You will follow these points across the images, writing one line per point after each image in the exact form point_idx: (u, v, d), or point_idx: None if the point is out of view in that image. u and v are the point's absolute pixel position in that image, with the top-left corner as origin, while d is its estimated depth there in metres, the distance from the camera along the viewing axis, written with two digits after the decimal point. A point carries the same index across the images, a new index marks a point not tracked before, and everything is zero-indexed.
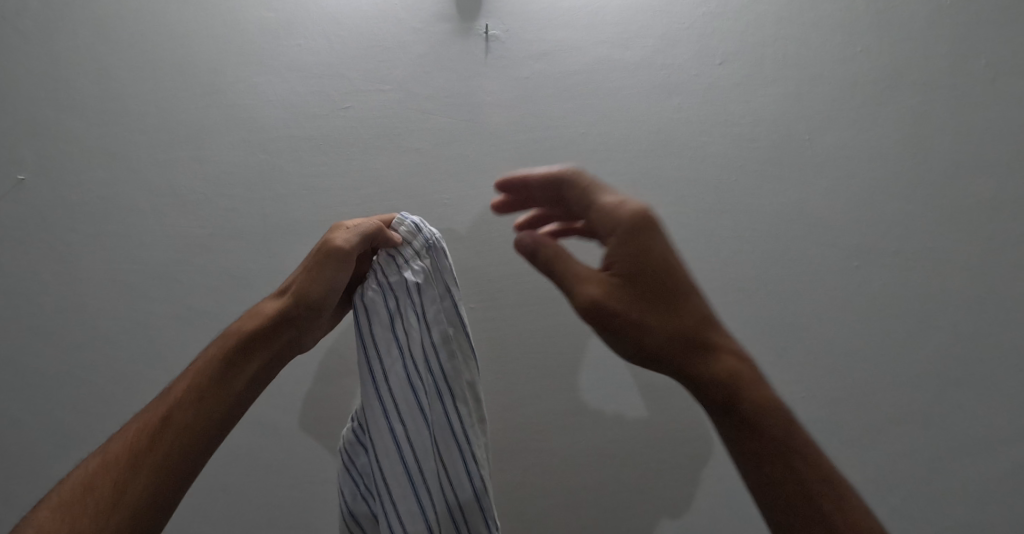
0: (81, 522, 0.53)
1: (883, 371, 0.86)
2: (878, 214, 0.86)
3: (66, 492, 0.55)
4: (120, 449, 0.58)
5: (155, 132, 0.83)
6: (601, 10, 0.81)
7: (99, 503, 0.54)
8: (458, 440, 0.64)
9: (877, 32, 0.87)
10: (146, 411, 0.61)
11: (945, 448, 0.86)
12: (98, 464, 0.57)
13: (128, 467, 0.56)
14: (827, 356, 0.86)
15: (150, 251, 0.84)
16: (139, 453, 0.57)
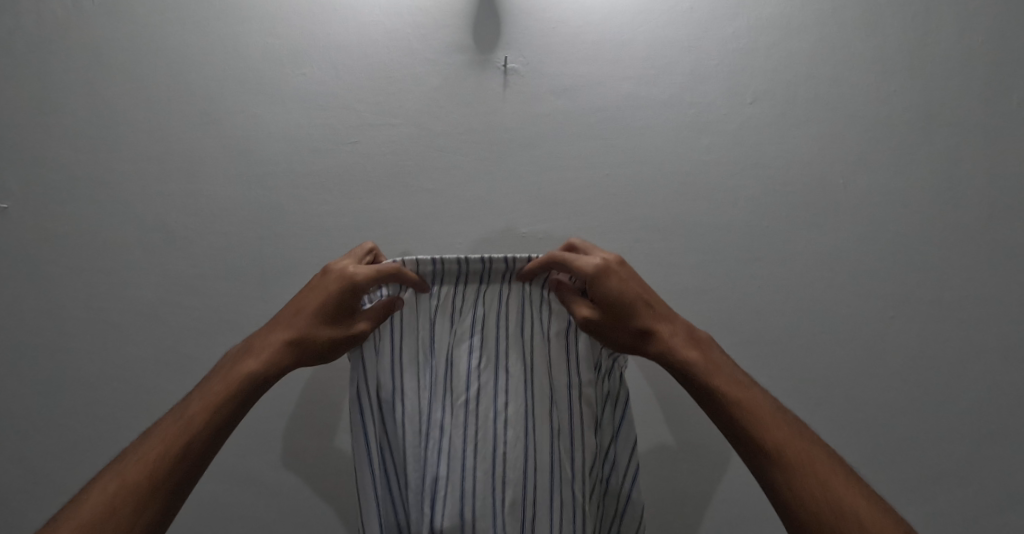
0: None
1: (925, 436, 0.80)
2: (916, 265, 0.81)
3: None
4: (138, 471, 0.54)
5: (149, 162, 0.77)
6: (626, 45, 0.76)
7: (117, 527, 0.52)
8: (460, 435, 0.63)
9: (914, 73, 0.82)
10: (119, 461, 0.56)
11: (990, 521, 0.79)
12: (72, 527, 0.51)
13: (146, 491, 0.53)
14: (865, 417, 0.80)
15: (138, 290, 0.78)
16: (158, 477, 0.54)
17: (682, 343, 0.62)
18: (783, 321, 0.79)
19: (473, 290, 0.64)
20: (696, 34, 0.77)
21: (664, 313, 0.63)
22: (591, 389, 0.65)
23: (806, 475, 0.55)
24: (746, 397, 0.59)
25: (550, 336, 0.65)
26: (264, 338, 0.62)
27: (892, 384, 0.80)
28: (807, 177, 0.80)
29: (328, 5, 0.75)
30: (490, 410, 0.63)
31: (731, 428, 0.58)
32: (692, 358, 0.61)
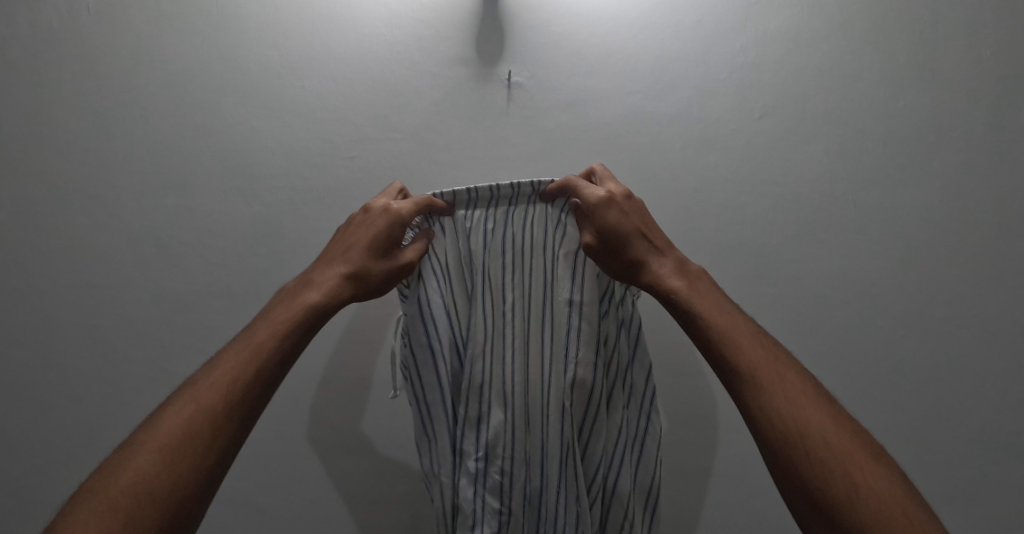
0: (181, 468, 0.48)
1: (936, 457, 0.78)
2: (927, 283, 0.79)
3: (95, 508, 0.46)
4: (210, 394, 0.52)
5: (144, 175, 0.75)
6: (631, 58, 0.75)
7: (195, 448, 0.49)
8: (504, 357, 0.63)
9: (924, 88, 0.81)
10: (183, 394, 0.52)
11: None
12: (142, 462, 0.48)
13: (223, 412, 0.51)
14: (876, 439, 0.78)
15: (130, 305, 0.76)
16: (232, 398, 0.52)
17: (671, 269, 0.60)
18: (790, 340, 0.77)
19: (495, 215, 0.65)
20: (703, 46, 0.76)
21: (660, 239, 0.61)
22: (603, 311, 0.64)
23: (778, 393, 0.51)
24: (736, 330, 0.55)
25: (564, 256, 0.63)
26: (322, 272, 0.61)
27: (901, 404, 0.78)
28: (815, 193, 0.78)
29: (327, 17, 0.74)
30: (512, 326, 0.64)
31: (707, 351, 0.55)
32: (678, 282, 0.59)
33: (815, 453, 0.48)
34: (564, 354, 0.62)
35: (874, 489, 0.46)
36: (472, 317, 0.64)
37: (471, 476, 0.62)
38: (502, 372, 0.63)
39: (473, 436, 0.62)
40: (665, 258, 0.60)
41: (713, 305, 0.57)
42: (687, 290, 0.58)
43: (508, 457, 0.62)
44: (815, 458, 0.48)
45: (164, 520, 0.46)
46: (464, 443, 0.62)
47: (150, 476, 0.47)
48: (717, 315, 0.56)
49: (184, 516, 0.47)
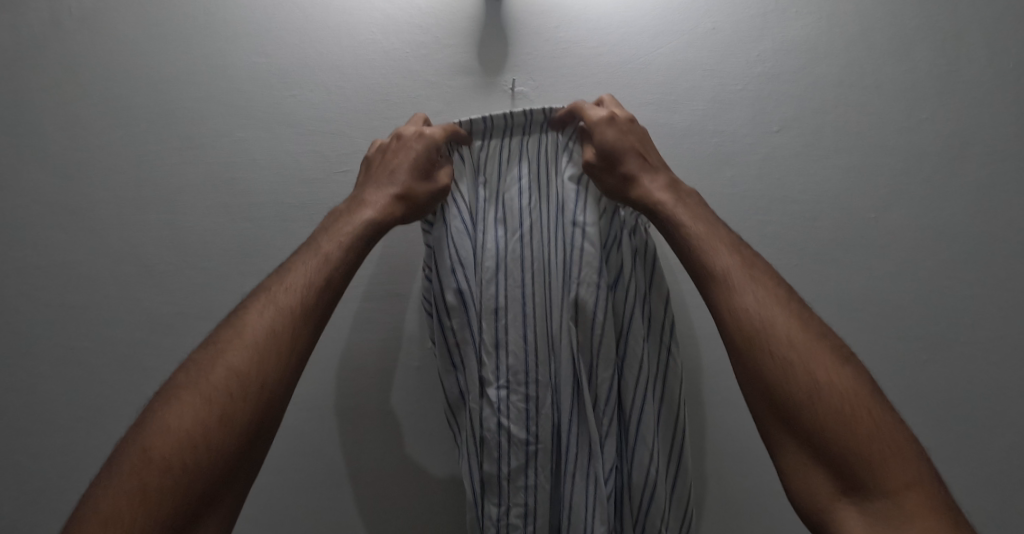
0: (268, 366, 0.51)
1: (960, 489, 0.74)
2: (953, 306, 0.75)
3: (191, 404, 0.49)
4: (284, 299, 0.54)
5: (126, 189, 0.71)
6: (643, 67, 0.71)
7: (278, 349, 0.51)
8: (518, 284, 0.60)
9: (952, 101, 0.77)
10: (255, 302, 0.54)
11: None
12: (232, 357, 0.51)
13: (299, 317, 0.53)
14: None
15: (110, 328, 0.71)
16: (306, 305, 0.54)
17: (663, 184, 0.59)
18: None
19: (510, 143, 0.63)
20: (718, 56, 0.72)
21: (655, 158, 0.61)
22: (618, 239, 0.61)
23: (748, 292, 0.53)
24: (722, 247, 0.55)
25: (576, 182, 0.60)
26: (371, 190, 0.61)
27: (925, 433, 0.74)
28: (837, 212, 0.74)
29: (321, 22, 0.70)
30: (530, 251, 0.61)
31: (687, 259, 0.56)
32: (670, 196, 0.58)
33: (778, 349, 0.50)
34: (570, 276, 0.59)
35: (836, 387, 0.49)
36: (488, 243, 0.61)
37: (493, 405, 0.59)
38: (521, 296, 0.60)
39: (491, 365, 0.59)
40: (658, 173, 0.60)
41: (703, 220, 0.57)
42: (679, 204, 0.58)
43: (530, 384, 0.59)
44: (780, 357, 0.50)
45: (254, 414, 0.50)
46: (483, 372, 0.59)
47: (236, 371, 0.50)
48: (707, 232, 0.56)
49: (270, 412, 0.51)
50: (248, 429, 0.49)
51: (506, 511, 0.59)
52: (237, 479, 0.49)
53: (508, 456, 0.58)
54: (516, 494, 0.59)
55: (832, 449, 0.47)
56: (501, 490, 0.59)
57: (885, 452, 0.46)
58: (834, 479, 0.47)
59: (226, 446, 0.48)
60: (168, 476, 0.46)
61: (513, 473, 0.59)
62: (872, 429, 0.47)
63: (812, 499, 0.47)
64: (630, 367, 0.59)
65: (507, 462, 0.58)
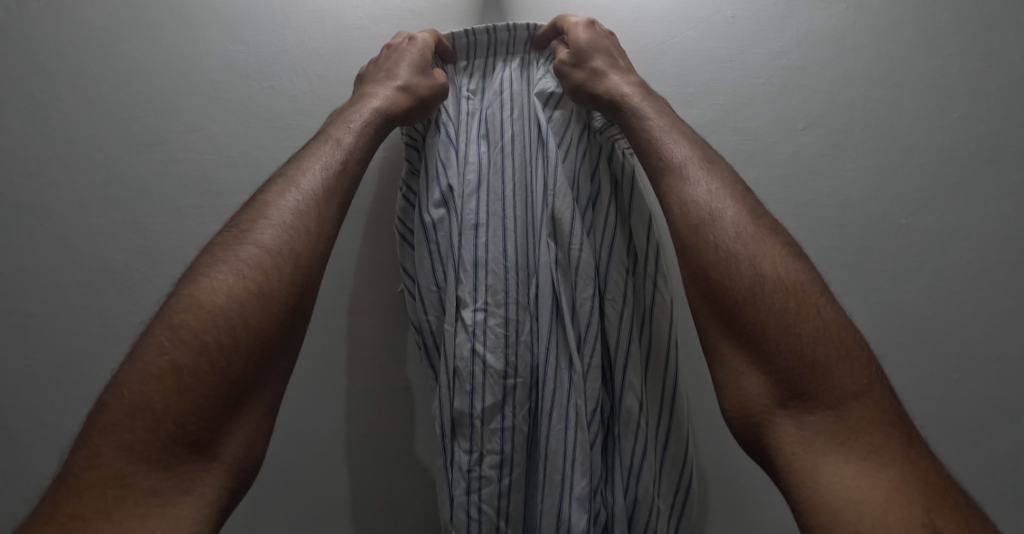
0: (304, 246, 0.46)
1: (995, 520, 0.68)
2: (995, 319, 0.68)
3: (220, 276, 0.43)
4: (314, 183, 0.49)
5: (85, 188, 0.64)
6: (656, 59, 0.66)
7: (313, 227, 0.47)
8: (496, 202, 0.56)
9: (1005, 96, 0.69)
10: (275, 185, 0.49)
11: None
12: (259, 237, 0.45)
13: (333, 200, 0.49)
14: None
15: (69, 341, 0.64)
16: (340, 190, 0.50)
17: (630, 83, 0.56)
18: None
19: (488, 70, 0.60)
20: (738, 46, 0.66)
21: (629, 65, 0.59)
22: (597, 164, 0.58)
23: (698, 184, 0.49)
24: (684, 146, 0.51)
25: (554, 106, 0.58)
26: (376, 85, 0.58)
27: (960, 456, 0.68)
28: (866, 217, 0.68)
29: (304, 6, 0.64)
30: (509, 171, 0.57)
31: (640, 155, 0.53)
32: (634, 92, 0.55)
33: (722, 242, 0.46)
34: (546, 190, 0.55)
35: (783, 283, 0.43)
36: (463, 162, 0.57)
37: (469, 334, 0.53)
38: (499, 220, 0.55)
39: (467, 289, 0.54)
40: (627, 74, 0.57)
41: (668, 120, 0.53)
42: (643, 101, 0.55)
43: (509, 305, 0.54)
44: (734, 249, 0.45)
45: (289, 290, 0.44)
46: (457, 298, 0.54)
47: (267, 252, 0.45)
48: (671, 131, 0.52)
49: (308, 293, 0.46)
50: (287, 312, 0.44)
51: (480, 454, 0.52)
52: (279, 359, 0.44)
53: (484, 392, 0.52)
54: (494, 435, 0.52)
55: (776, 351, 0.42)
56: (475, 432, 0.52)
57: (831, 358, 0.41)
58: (773, 387, 0.41)
59: (265, 323, 0.42)
60: (204, 361, 0.40)
61: (491, 413, 0.52)
62: (832, 338, 0.41)
63: (740, 404, 0.42)
64: (613, 297, 0.55)
65: (485, 399, 0.52)
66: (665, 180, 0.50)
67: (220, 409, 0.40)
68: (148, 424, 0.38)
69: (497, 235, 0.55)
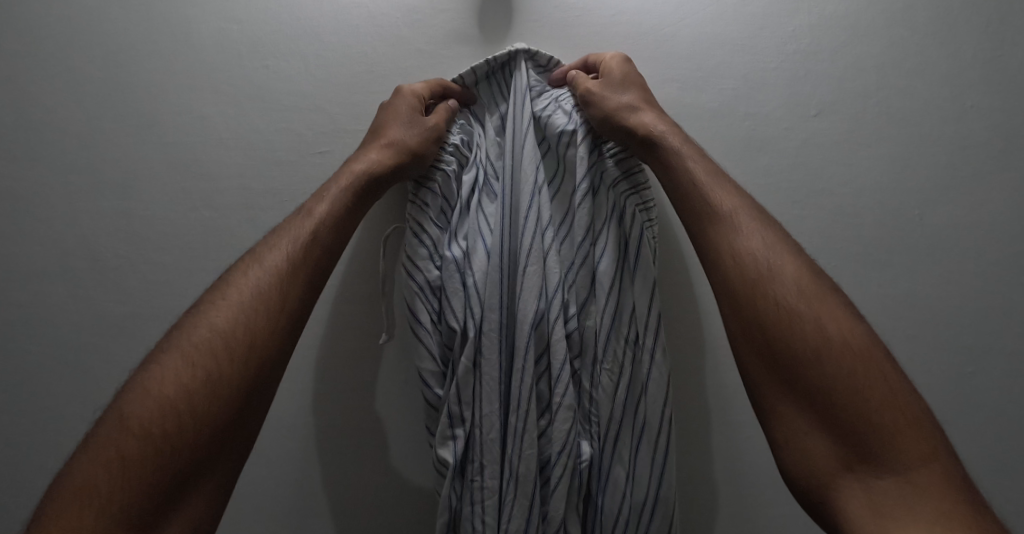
0: (255, 322, 0.46)
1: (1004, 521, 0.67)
2: (1009, 312, 0.66)
3: (177, 361, 0.44)
4: (275, 257, 0.50)
5: (72, 173, 0.62)
6: (666, 41, 0.63)
7: (266, 303, 0.47)
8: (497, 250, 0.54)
9: (1019, 83, 0.67)
10: (243, 262, 0.50)
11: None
12: (216, 316, 0.46)
13: (290, 273, 0.49)
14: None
15: (54, 330, 0.62)
16: (299, 260, 0.50)
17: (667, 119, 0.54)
18: None
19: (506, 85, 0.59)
20: (750, 30, 0.64)
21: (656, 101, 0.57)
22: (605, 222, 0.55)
23: (753, 236, 0.48)
24: (734, 192, 0.50)
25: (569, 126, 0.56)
26: (361, 150, 0.56)
27: (974, 453, 0.66)
28: (879, 207, 0.66)
29: None
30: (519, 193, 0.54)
31: (683, 206, 0.51)
32: (677, 131, 0.53)
33: (785, 299, 0.46)
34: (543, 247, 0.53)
35: (849, 346, 0.44)
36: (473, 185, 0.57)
37: (468, 353, 0.52)
38: (502, 243, 0.54)
39: (470, 309, 0.53)
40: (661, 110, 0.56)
41: (711, 164, 0.52)
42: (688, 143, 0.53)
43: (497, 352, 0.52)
44: (797, 311, 0.45)
45: (242, 368, 0.45)
46: (460, 319, 0.53)
47: (220, 330, 0.46)
48: (719, 176, 0.51)
49: (262, 368, 0.46)
50: (236, 391, 0.44)
51: (480, 476, 0.52)
52: (222, 448, 0.44)
53: (486, 414, 0.52)
54: (494, 460, 0.52)
55: (851, 416, 0.42)
56: (477, 451, 0.52)
57: (897, 420, 0.42)
58: (839, 449, 0.42)
59: (214, 406, 0.43)
60: (149, 443, 0.42)
61: (491, 435, 0.52)
62: (897, 401, 0.42)
63: (804, 463, 0.43)
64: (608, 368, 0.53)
65: (485, 420, 0.52)
66: (723, 232, 0.49)
67: (171, 484, 0.42)
68: (98, 502, 0.40)
69: (501, 261, 0.54)
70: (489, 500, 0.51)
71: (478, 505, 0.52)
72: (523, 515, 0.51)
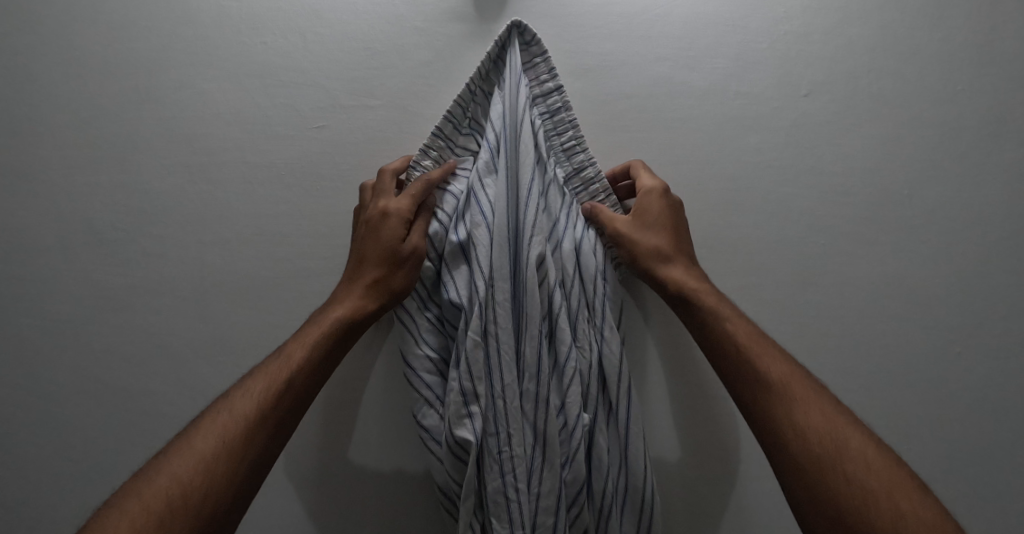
0: (210, 480, 0.44)
1: (996, 503, 0.67)
2: (994, 291, 0.67)
3: (119, 518, 0.43)
4: (244, 405, 0.47)
5: (72, 147, 0.63)
6: (659, 20, 0.64)
7: (226, 454, 0.45)
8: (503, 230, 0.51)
9: (1006, 65, 0.68)
10: (216, 407, 0.48)
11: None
12: (175, 468, 0.44)
13: (255, 422, 0.47)
14: (926, 477, 0.67)
15: (54, 302, 0.63)
16: (265, 409, 0.47)
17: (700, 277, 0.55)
18: (839, 359, 0.66)
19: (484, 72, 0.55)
20: (742, 10, 0.65)
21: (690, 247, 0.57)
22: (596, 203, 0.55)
23: (811, 408, 0.48)
24: (778, 355, 0.51)
25: (542, 106, 0.55)
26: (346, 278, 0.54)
27: (963, 431, 0.67)
28: (868, 187, 0.66)
29: None
30: (523, 160, 0.52)
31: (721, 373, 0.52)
32: (713, 292, 0.54)
33: (854, 473, 0.44)
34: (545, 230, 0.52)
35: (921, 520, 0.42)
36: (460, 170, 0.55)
37: (478, 324, 0.49)
38: (506, 217, 0.51)
39: (478, 277, 0.49)
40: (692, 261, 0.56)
41: (747, 324, 0.52)
42: (727, 309, 0.53)
43: (506, 336, 0.49)
44: (849, 477, 0.44)
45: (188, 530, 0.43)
46: (465, 291, 0.51)
47: (173, 486, 0.44)
48: (756, 337, 0.52)
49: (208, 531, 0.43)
50: None
51: (508, 450, 0.48)
52: None
53: (506, 385, 0.48)
54: (519, 429, 0.48)
55: None
56: (500, 424, 0.48)
57: None
58: None
59: None
60: None
61: (513, 406, 0.48)
62: None
63: None
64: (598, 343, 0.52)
65: (507, 391, 0.48)
66: (771, 395, 0.49)
67: None
68: None
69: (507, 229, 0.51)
70: (520, 472, 0.48)
71: (510, 480, 0.47)
72: (555, 480, 0.48)
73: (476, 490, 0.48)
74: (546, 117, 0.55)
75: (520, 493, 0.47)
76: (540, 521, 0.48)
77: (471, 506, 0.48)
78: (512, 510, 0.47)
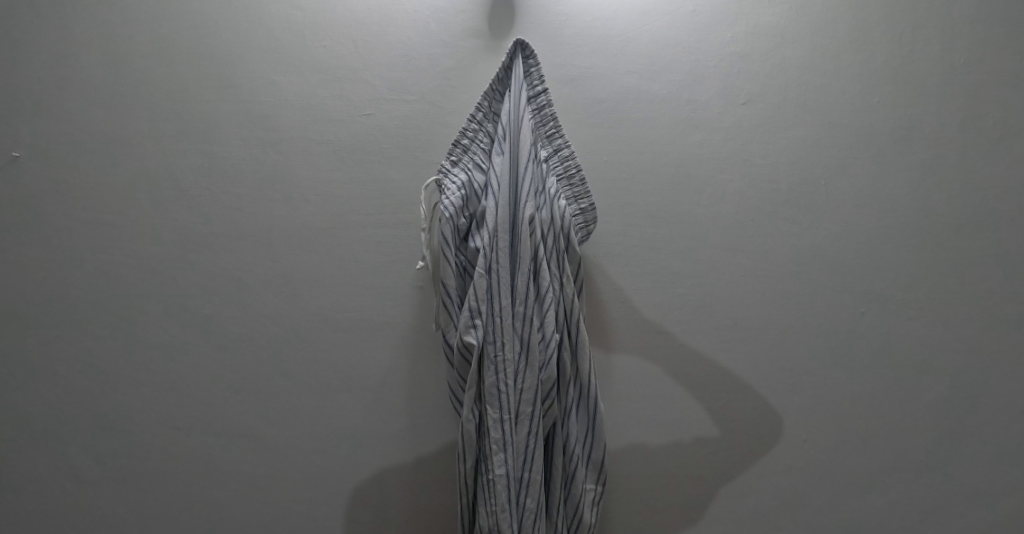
0: None
1: (893, 434, 0.82)
2: (892, 263, 0.84)
3: None
4: None
5: (166, 122, 0.79)
6: (631, 42, 0.82)
7: None
8: (505, 193, 0.67)
9: (906, 85, 0.85)
10: None
11: (955, 519, 0.82)
12: None
13: None
14: (837, 410, 0.82)
15: (146, 244, 0.80)
16: None
17: None
18: (764, 311, 0.82)
19: (499, 77, 0.71)
20: (698, 36, 0.83)
21: None
22: (573, 176, 0.70)
23: None
24: None
25: (534, 104, 0.71)
26: None
27: (866, 374, 0.83)
28: (794, 176, 0.84)
29: None
30: (521, 143, 0.68)
31: None
32: None
33: None
34: (536, 196, 0.68)
35: None
36: (478, 151, 0.71)
37: (484, 262, 0.66)
38: (507, 184, 0.67)
39: (486, 228, 0.67)
40: None
41: None
42: None
43: (504, 272, 0.66)
44: None
45: None
46: (475, 240, 0.68)
47: None
48: None
49: None
50: None
51: (501, 353, 0.65)
52: None
53: (502, 307, 0.65)
54: (510, 341, 0.66)
55: None
56: (496, 335, 0.65)
57: None
58: None
59: None
60: None
61: (507, 323, 0.66)
62: None
63: None
64: (568, 284, 0.69)
65: (503, 312, 0.65)
66: None
67: None
68: None
69: (508, 194, 0.67)
70: (510, 371, 0.65)
71: (501, 376, 0.65)
72: (535, 378, 0.65)
73: (477, 385, 0.66)
74: (536, 112, 0.71)
75: (508, 386, 0.65)
76: (522, 408, 0.65)
77: (473, 396, 0.66)
78: (502, 399, 0.65)
